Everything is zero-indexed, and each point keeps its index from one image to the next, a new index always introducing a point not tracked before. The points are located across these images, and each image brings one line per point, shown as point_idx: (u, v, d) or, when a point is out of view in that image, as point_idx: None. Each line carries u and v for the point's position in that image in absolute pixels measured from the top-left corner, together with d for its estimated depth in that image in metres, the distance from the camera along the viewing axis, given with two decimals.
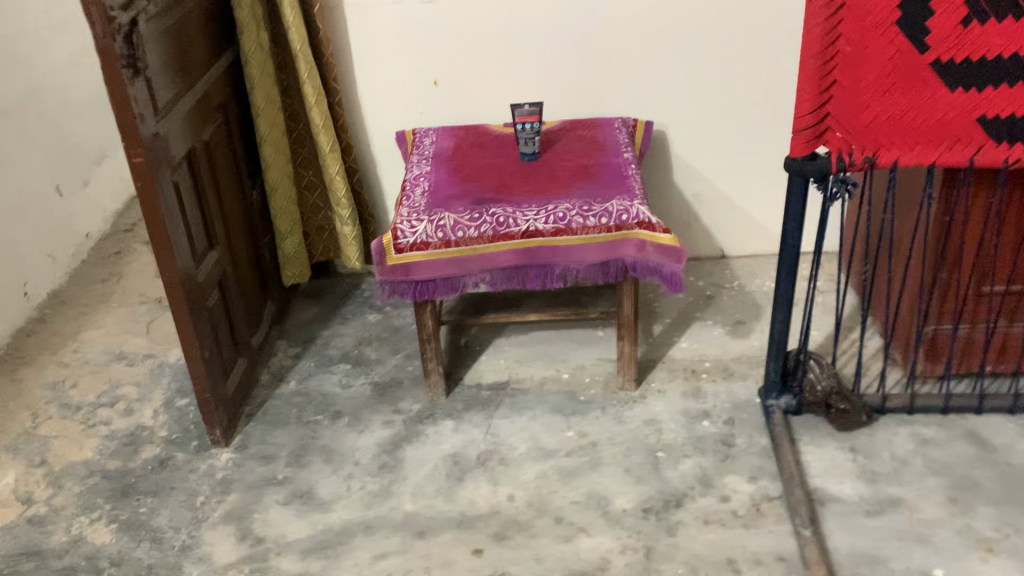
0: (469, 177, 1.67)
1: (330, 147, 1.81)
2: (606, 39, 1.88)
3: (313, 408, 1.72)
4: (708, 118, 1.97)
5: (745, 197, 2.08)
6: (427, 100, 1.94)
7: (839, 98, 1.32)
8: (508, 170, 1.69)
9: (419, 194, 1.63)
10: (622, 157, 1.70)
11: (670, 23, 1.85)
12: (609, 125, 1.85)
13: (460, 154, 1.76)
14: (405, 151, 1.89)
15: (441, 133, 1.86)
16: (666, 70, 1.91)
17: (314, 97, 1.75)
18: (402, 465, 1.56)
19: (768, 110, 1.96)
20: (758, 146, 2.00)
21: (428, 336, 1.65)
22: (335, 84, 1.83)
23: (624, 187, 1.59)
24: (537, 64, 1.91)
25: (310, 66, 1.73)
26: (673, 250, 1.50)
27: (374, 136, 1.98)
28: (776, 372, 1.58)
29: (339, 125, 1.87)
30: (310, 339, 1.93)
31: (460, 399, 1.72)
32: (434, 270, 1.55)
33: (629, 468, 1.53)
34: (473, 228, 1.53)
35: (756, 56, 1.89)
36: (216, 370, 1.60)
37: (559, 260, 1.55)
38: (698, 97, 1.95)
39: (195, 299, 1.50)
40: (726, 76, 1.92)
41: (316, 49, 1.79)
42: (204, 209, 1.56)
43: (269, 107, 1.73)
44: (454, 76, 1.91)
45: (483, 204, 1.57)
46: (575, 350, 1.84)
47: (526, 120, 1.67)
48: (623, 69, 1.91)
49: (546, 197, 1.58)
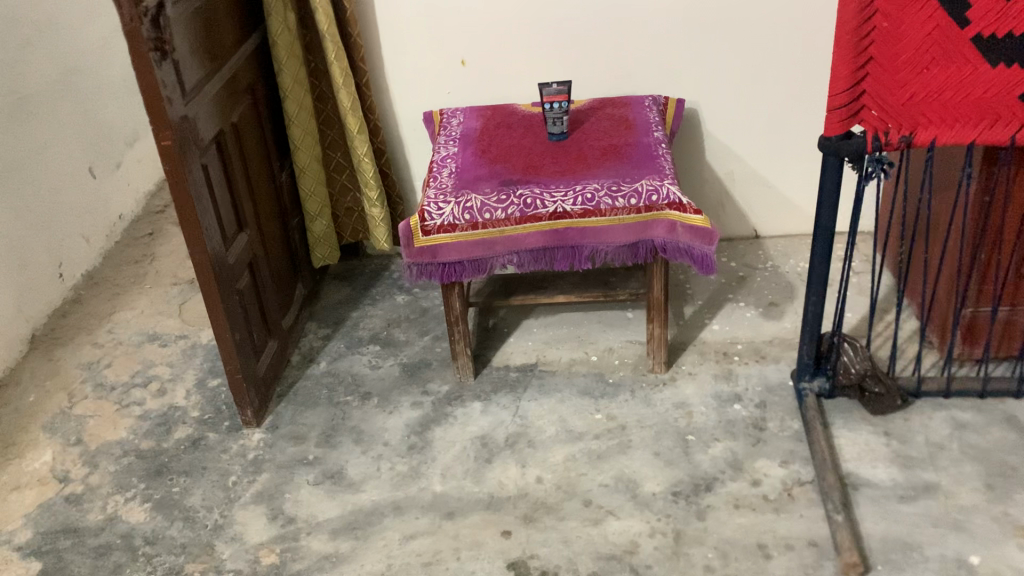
0: (497, 158, 1.66)
1: (359, 128, 1.81)
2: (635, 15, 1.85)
3: (343, 388, 1.73)
4: (740, 95, 1.94)
5: (778, 176, 2.04)
6: (455, 80, 1.92)
7: (875, 76, 1.29)
8: (536, 150, 1.67)
9: (447, 175, 1.62)
10: (653, 136, 1.67)
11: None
12: (639, 103, 1.82)
13: (487, 134, 1.75)
14: (433, 132, 1.88)
15: (469, 113, 1.85)
16: (697, 47, 1.88)
17: (342, 78, 1.74)
18: (431, 447, 1.57)
19: (802, 86, 1.92)
20: (792, 123, 1.97)
21: (457, 318, 1.65)
22: (363, 65, 1.82)
23: (654, 167, 1.57)
24: (565, 42, 1.88)
25: (337, 47, 1.73)
26: (704, 231, 1.47)
27: (402, 117, 1.97)
28: (810, 356, 1.55)
29: (366, 105, 1.86)
30: (340, 320, 1.93)
31: (489, 381, 1.72)
32: (462, 252, 1.54)
33: (658, 452, 1.52)
34: (500, 209, 1.52)
35: (790, 30, 1.85)
36: (247, 351, 1.61)
37: (588, 242, 1.53)
38: (730, 74, 1.91)
39: (224, 280, 1.51)
40: (759, 51, 1.88)
41: (343, 29, 1.78)
42: (233, 191, 1.57)
43: (297, 89, 1.73)
44: (482, 54, 1.89)
45: (510, 184, 1.56)
46: (604, 332, 1.83)
47: (554, 99, 1.65)
48: (653, 46, 1.88)
49: (574, 177, 1.56)
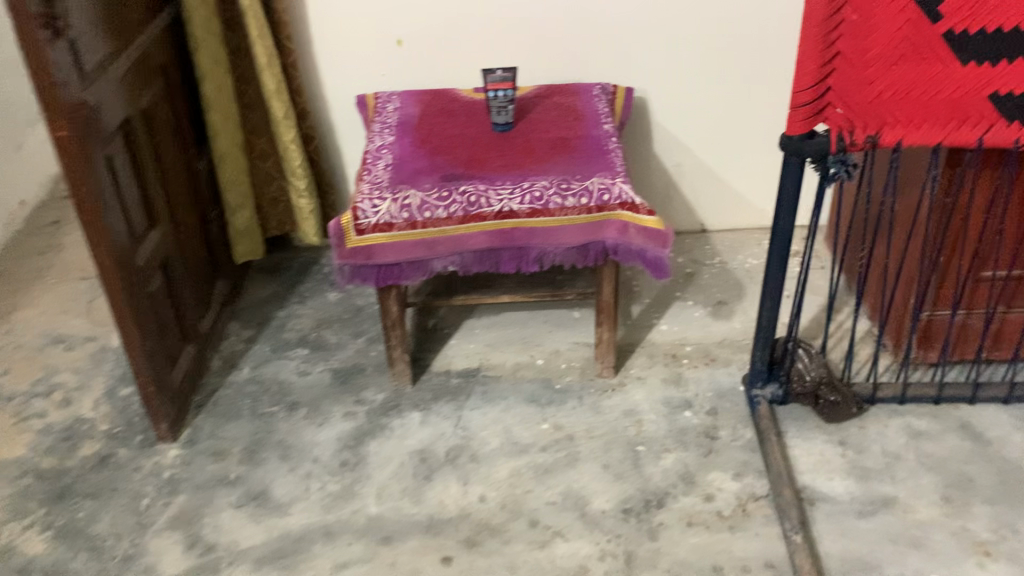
0: (437, 149, 1.54)
1: (285, 113, 1.66)
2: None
3: (269, 398, 1.60)
4: (692, 83, 1.85)
5: (727, 167, 1.97)
6: (390, 61, 1.79)
7: (843, 72, 1.22)
8: (479, 141, 1.56)
9: (382, 168, 1.49)
10: (603, 129, 1.58)
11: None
12: (587, 91, 1.72)
13: (426, 122, 1.62)
14: (367, 118, 1.74)
15: (405, 98, 1.71)
16: (649, 30, 1.78)
17: (267, 59, 1.60)
18: (365, 463, 1.45)
19: (756, 74, 1.84)
20: (744, 112, 1.89)
21: (394, 322, 1.53)
22: (289, 43, 1.67)
23: (605, 163, 1.47)
24: (510, 22, 1.77)
25: (260, 25, 1.57)
26: (658, 234, 1.40)
27: (332, 99, 1.82)
28: (763, 362, 1.48)
29: (293, 88, 1.71)
30: (265, 321, 1.80)
31: (427, 388, 1.61)
32: (399, 253, 1.42)
33: (608, 465, 1.43)
34: (442, 207, 1.40)
35: (746, 16, 1.77)
36: (161, 360, 1.47)
37: (536, 243, 1.44)
38: (682, 59, 1.82)
39: (133, 285, 1.36)
40: (713, 37, 1.79)
41: (267, 5, 1.63)
42: (143, 184, 1.42)
43: (216, 70, 1.58)
44: (421, 34, 1.76)
45: (452, 180, 1.45)
46: (550, 334, 1.74)
47: (499, 87, 1.53)
48: (603, 28, 1.78)
49: (521, 172, 1.46)
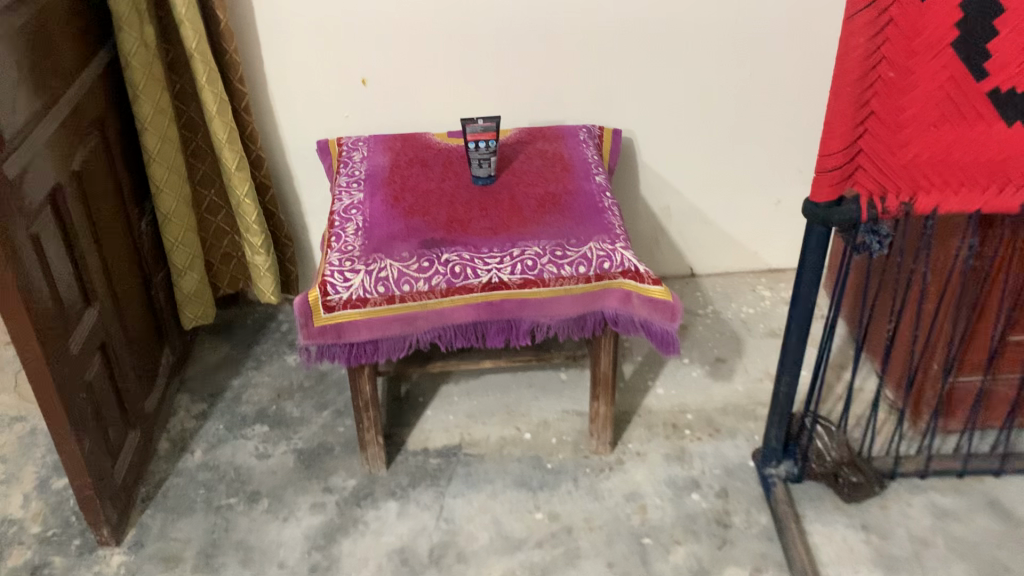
0: (413, 209, 1.37)
1: (238, 164, 1.48)
2: (568, 27, 1.59)
3: (225, 487, 1.42)
4: (683, 121, 1.71)
5: (718, 210, 1.83)
6: (354, 101, 1.62)
7: (875, 133, 1.09)
8: (459, 198, 1.39)
9: (351, 232, 1.32)
10: (594, 182, 1.43)
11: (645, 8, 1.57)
12: (572, 135, 1.57)
13: (398, 174, 1.46)
14: (329, 167, 1.57)
15: (375, 144, 1.54)
16: (638, 64, 1.64)
17: (217, 106, 1.42)
18: (338, 567, 1.29)
19: (751, 111, 1.71)
20: (738, 152, 1.76)
21: (366, 405, 1.36)
22: (242, 85, 1.49)
23: (602, 223, 1.32)
24: (487, 57, 1.61)
25: (209, 68, 1.39)
26: (665, 305, 1.25)
27: (290, 142, 1.65)
28: (778, 440, 1.36)
29: (246, 134, 1.54)
30: (218, 392, 1.62)
31: (404, 472, 1.44)
32: (374, 330, 1.25)
33: (613, 561, 1.28)
34: (422, 279, 1.24)
35: (741, 49, 1.63)
36: (101, 457, 1.28)
37: (528, 315, 1.28)
38: (672, 96, 1.68)
39: (67, 379, 1.17)
40: (706, 72, 1.66)
41: (216, 44, 1.45)
42: (75, 258, 1.23)
43: (160, 119, 1.39)
44: (387, 71, 1.60)
45: (431, 245, 1.28)
46: (536, 401, 1.58)
47: (481, 138, 1.38)
48: (587, 63, 1.63)
49: (509, 236, 1.30)
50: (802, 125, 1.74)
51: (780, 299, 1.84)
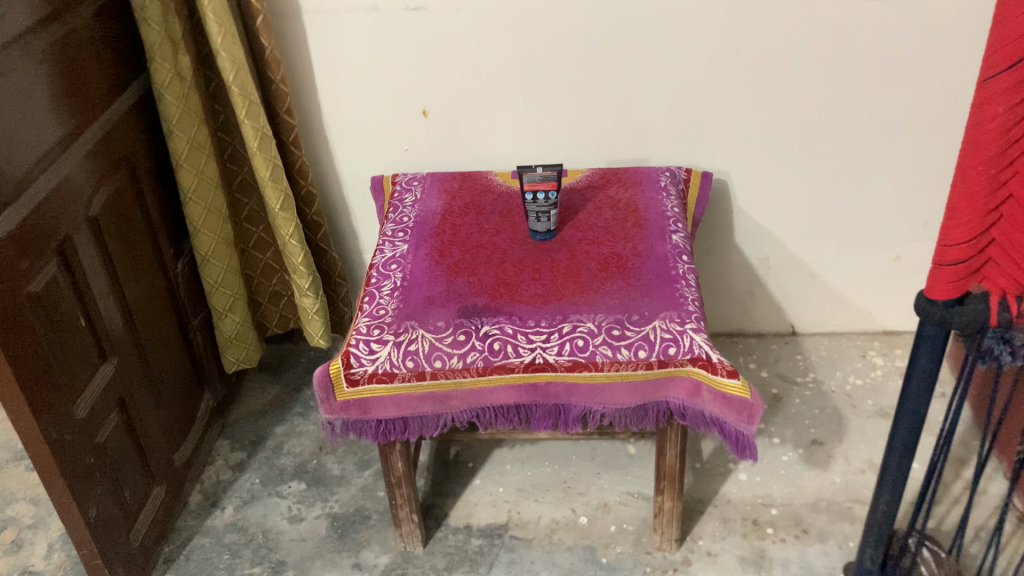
0: (459, 267, 1.22)
1: (281, 203, 1.37)
2: (656, 55, 1.39)
3: (250, 554, 1.32)
4: (787, 161, 1.49)
5: (824, 262, 1.60)
6: (414, 134, 1.49)
7: (1014, 219, 0.86)
8: (513, 256, 1.23)
9: (386, 292, 1.18)
10: (669, 242, 1.24)
11: (748, 34, 1.36)
12: (651, 180, 1.38)
13: (448, 224, 1.31)
14: (382, 206, 1.44)
15: (431, 185, 1.40)
16: (736, 97, 1.43)
17: (257, 141, 1.31)
18: None
19: (868, 152, 1.48)
20: (850, 199, 1.53)
21: (399, 480, 1.22)
22: (289, 117, 1.38)
23: (671, 295, 1.13)
24: (562, 88, 1.44)
25: (250, 102, 1.28)
26: (741, 403, 1.05)
27: (346, 175, 1.53)
28: (874, 561, 1.14)
29: (295, 168, 1.42)
30: (259, 440, 1.52)
31: (442, 553, 1.30)
32: (402, 407, 1.11)
33: None
34: (456, 355, 1.08)
35: (858, 83, 1.40)
36: (113, 522, 1.19)
37: (579, 401, 1.11)
38: (775, 135, 1.47)
39: (71, 445, 1.08)
40: (815, 108, 1.43)
41: (262, 73, 1.34)
42: (89, 312, 1.14)
43: (196, 155, 1.29)
44: (451, 102, 1.45)
45: (471, 314, 1.13)
46: (597, 478, 1.41)
47: (539, 188, 1.22)
48: (676, 96, 1.44)
49: (561, 307, 1.12)
50: (929, 169, 1.49)
51: (893, 369, 1.59)
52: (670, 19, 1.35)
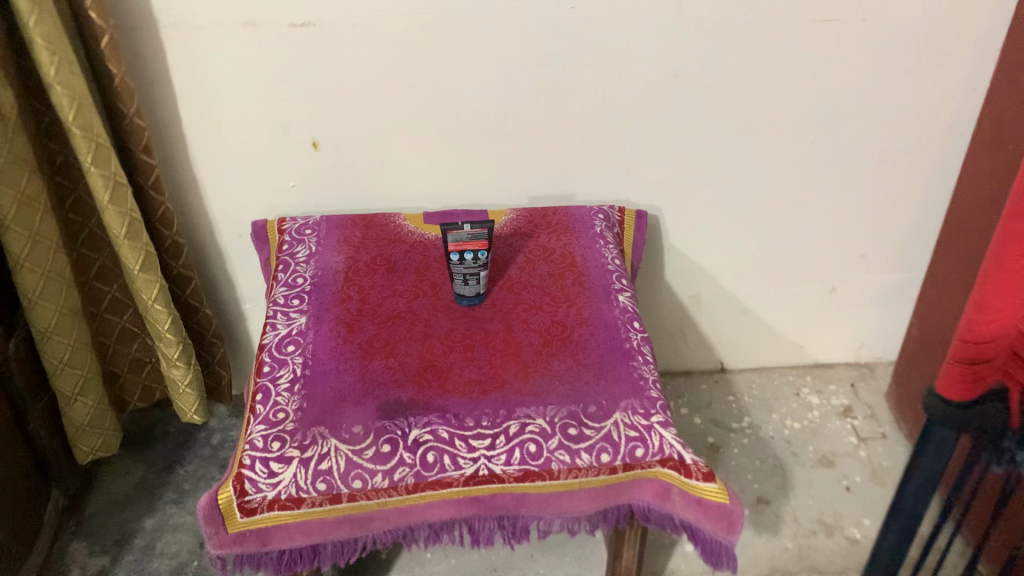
0: (374, 346, 1.01)
1: (141, 263, 1.11)
2: (586, 81, 1.21)
3: None
4: (724, 194, 1.35)
5: (758, 298, 1.48)
6: (302, 168, 1.25)
7: None
8: (437, 329, 1.03)
9: (285, 387, 0.96)
10: (616, 305, 1.07)
11: (691, 59, 1.19)
12: (585, 224, 1.21)
13: (354, 286, 1.09)
14: (267, 258, 1.20)
15: (327, 233, 1.18)
16: (674, 127, 1.27)
17: (108, 191, 1.04)
18: None
19: (810, 185, 1.35)
20: (787, 233, 1.41)
21: None
22: (148, 155, 1.11)
23: (629, 377, 0.97)
24: (477, 117, 1.23)
25: (97, 144, 1.01)
26: (721, 510, 0.88)
27: (221, 217, 1.28)
28: None
29: (157, 215, 1.17)
30: (124, 539, 1.26)
31: None
32: (313, 534, 0.90)
33: None
34: (380, 471, 0.88)
35: (804, 115, 1.27)
36: None
37: (528, 511, 0.93)
38: (713, 167, 1.32)
39: None
40: (758, 139, 1.29)
41: (110, 104, 1.07)
42: None
43: (27, 211, 1.01)
44: (346, 132, 1.23)
45: (395, 413, 0.92)
46: (532, 561, 1.24)
47: (466, 248, 1.03)
48: (607, 125, 1.26)
49: (503, 398, 0.94)
50: (871, 202, 1.38)
51: (829, 409, 1.50)
52: (604, 41, 1.17)
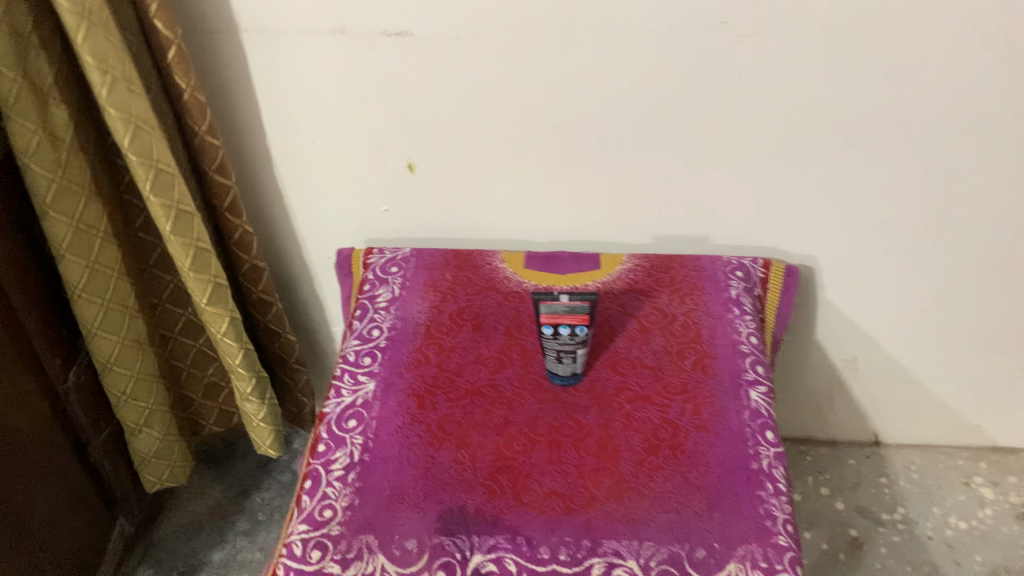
0: (444, 430, 0.85)
1: (209, 294, 1.00)
2: (736, 110, 0.99)
3: None
4: (900, 249, 1.10)
5: (930, 368, 1.23)
6: (395, 191, 1.10)
7: None
8: (522, 415, 0.86)
9: (337, 478, 0.81)
10: (746, 404, 0.86)
11: (873, 89, 0.95)
12: (718, 283, 1.00)
13: (433, 346, 0.93)
14: (348, 294, 1.06)
15: (415, 272, 1.02)
16: (842, 169, 1.03)
17: (169, 221, 0.92)
18: None
19: (1012, 247, 1.08)
20: (976, 299, 1.14)
21: None
22: (223, 176, 0.99)
23: (752, 514, 0.77)
24: (600, 143, 1.04)
25: (157, 169, 0.89)
26: None
27: (307, 238, 1.15)
28: None
29: (234, 238, 1.05)
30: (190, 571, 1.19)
31: None
32: None
33: None
34: None
35: (1013, 163, 1.00)
36: None
37: None
38: (887, 216, 1.07)
39: None
40: (949, 188, 1.03)
41: (180, 120, 0.95)
42: None
43: (83, 240, 0.91)
44: (447, 153, 1.06)
45: (457, 530, 0.77)
46: None
47: (564, 322, 0.85)
48: (758, 162, 1.04)
49: (589, 525, 0.76)
50: None
51: (1005, 508, 1.24)
52: (761, 63, 0.95)
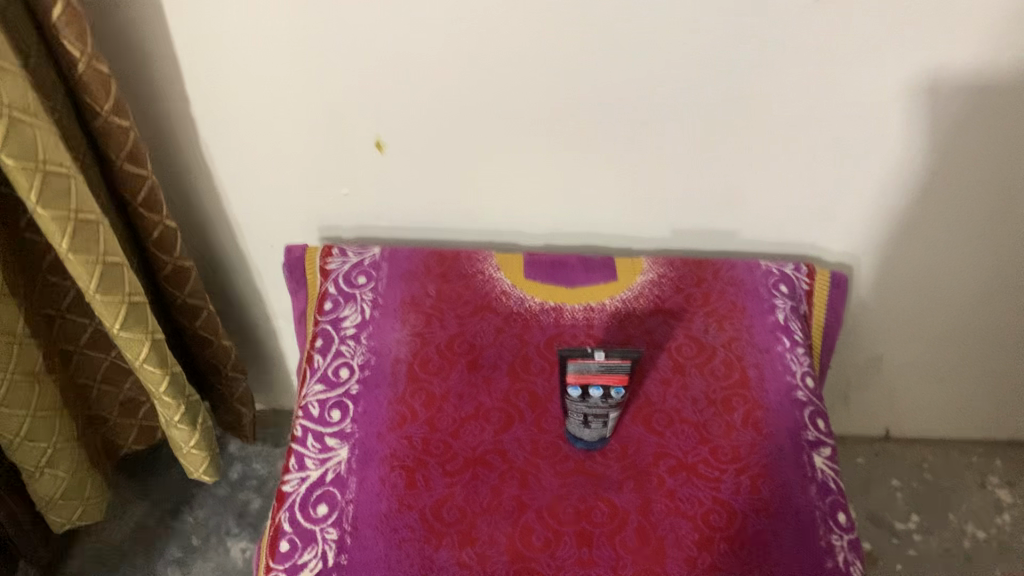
0: (443, 520, 0.67)
1: (122, 317, 0.77)
2: (807, 98, 0.77)
3: None
4: (964, 258, 0.93)
5: (965, 372, 1.09)
6: (358, 172, 0.86)
7: None
8: (538, 495, 0.68)
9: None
10: (811, 476, 0.71)
11: (984, 82, 0.74)
12: (762, 302, 0.82)
13: (420, 395, 0.74)
14: (303, 309, 0.84)
15: (388, 286, 0.81)
16: (918, 170, 0.83)
17: (65, 236, 0.69)
18: None
19: None
20: None
21: None
22: (135, 165, 0.75)
23: None
24: (625, 130, 0.81)
25: (45, 173, 0.65)
26: None
27: (245, 224, 0.91)
28: None
29: (152, 238, 0.82)
30: None
31: None
32: None
33: None
34: None
35: None
36: None
37: None
38: (964, 223, 0.89)
39: None
40: None
41: (72, 93, 0.70)
42: None
43: None
44: (428, 134, 0.83)
45: None
46: None
47: (597, 382, 0.66)
48: (822, 158, 0.83)
49: None
50: None
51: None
52: (852, 44, 0.72)
